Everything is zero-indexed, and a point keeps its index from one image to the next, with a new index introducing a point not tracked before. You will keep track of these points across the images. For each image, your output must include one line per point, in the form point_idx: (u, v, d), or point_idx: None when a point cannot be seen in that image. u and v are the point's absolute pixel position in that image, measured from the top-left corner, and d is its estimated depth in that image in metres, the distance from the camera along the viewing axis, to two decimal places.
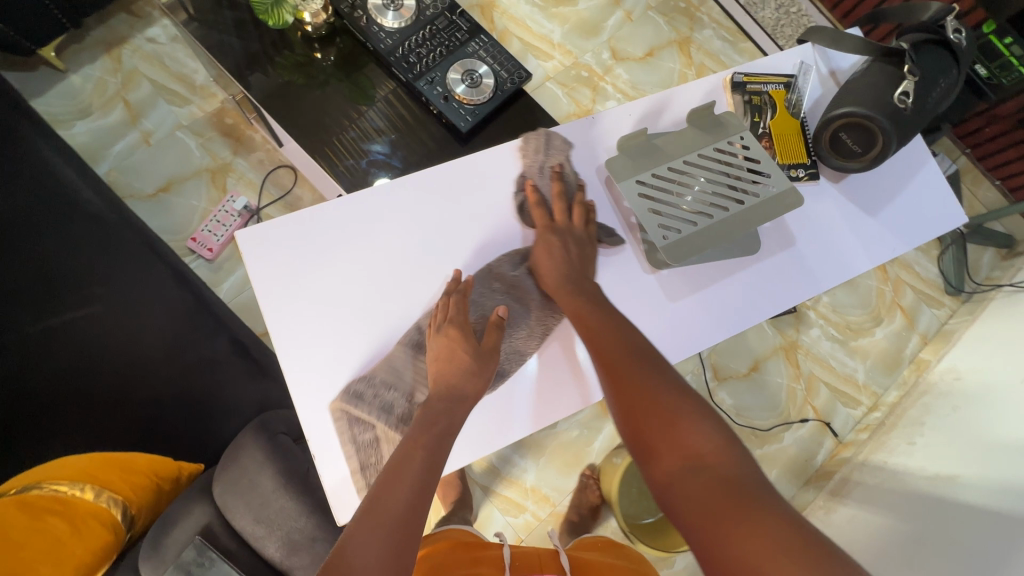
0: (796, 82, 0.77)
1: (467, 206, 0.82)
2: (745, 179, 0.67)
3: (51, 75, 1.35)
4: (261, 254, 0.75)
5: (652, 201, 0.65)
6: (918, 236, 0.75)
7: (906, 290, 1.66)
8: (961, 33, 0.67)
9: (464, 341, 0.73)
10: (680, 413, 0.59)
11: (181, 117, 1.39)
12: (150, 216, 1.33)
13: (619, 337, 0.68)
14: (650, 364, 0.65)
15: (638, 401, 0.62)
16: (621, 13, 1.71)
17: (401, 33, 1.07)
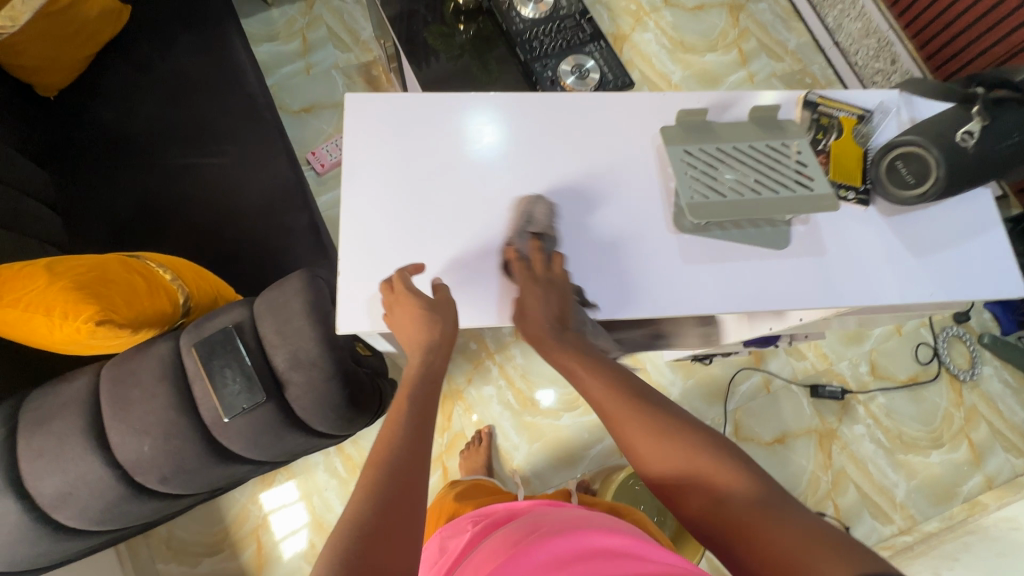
0: (871, 117, 0.79)
1: (576, 137, 0.78)
2: (789, 177, 0.72)
3: (260, 6, 1.69)
4: (363, 118, 0.74)
5: (694, 169, 0.72)
6: (961, 292, 0.74)
7: (980, 422, 1.49)
8: None
9: (419, 301, 0.63)
10: (700, 457, 0.52)
11: (340, 60, 1.66)
12: (288, 126, 1.58)
13: (603, 399, 0.59)
14: (639, 403, 0.58)
15: (648, 453, 0.55)
16: (744, 73, 1.80)
17: (533, 22, 1.23)
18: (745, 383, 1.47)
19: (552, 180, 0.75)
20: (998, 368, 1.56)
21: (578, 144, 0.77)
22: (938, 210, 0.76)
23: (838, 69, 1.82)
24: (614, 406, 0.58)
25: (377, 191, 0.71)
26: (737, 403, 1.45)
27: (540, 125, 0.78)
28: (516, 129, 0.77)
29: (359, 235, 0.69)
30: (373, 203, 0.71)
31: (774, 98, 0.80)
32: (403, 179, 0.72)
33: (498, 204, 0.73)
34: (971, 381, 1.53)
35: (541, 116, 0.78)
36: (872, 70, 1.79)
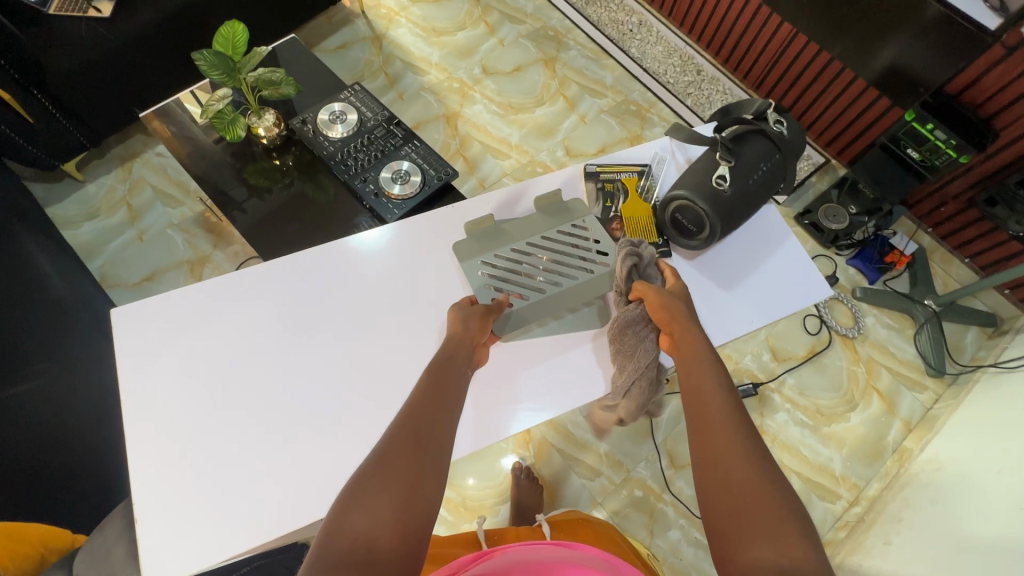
0: (649, 170, 0.83)
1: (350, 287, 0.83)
2: (589, 255, 0.76)
3: (72, 185, 1.59)
4: (135, 330, 0.78)
5: (496, 278, 0.75)
6: (778, 310, 0.77)
7: (881, 371, 1.58)
8: (782, 124, 0.75)
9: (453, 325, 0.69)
10: (771, 491, 0.50)
11: (173, 216, 1.58)
12: (131, 302, 1.47)
13: (724, 400, 0.59)
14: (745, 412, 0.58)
15: (718, 460, 0.53)
16: (575, 116, 1.90)
17: (343, 141, 1.24)
18: (666, 410, 1.47)
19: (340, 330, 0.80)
20: (878, 315, 1.66)
21: (354, 287, 0.83)
22: (736, 238, 0.80)
23: (655, 91, 1.97)
24: (719, 410, 0.58)
25: (168, 406, 0.74)
26: (664, 433, 1.44)
27: (316, 283, 0.83)
28: (293, 297, 0.82)
29: (153, 456, 0.71)
30: (163, 414, 0.74)
31: (556, 180, 0.83)
32: (185, 383, 0.75)
33: (292, 374, 0.77)
34: (861, 336, 1.62)
35: (316, 274, 0.84)
36: (683, 83, 1.95)
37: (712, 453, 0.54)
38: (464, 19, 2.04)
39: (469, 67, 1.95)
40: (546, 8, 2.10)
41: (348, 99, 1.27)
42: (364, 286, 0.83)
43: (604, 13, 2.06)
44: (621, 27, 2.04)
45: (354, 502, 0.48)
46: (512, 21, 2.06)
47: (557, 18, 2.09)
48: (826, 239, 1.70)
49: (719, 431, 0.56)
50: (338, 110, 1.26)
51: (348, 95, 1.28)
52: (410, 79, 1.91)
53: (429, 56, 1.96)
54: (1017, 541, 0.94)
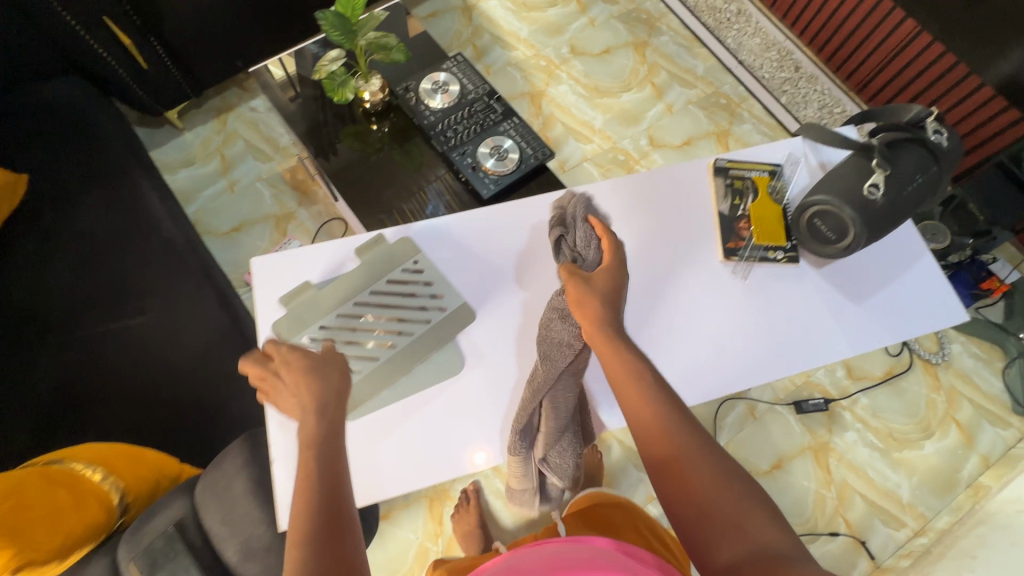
0: (781, 171, 0.80)
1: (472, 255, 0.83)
2: (417, 303, 0.77)
3: (171, 131, 1.65)
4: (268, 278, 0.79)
5: (330, 349, 0.72)
6: (911, 330, 0.74)
7: (962, 402, 1.51)
8: (941, 135, 0.70)
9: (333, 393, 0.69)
10: (730, 507, 0.58)
11: (262, 171, 1.63)
12: (220, 250, 1.54)
13: (668, 431, 0.63)
14: (692, 435, 0.63)
15: (686, 488, 0.60)
16: (662, 105, 1.85)
17: (444, 111, 1.24)
18: (731, 415, 1.45)
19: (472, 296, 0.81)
20: (966, 343, 1.58)
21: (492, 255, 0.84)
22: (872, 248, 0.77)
23: (748, 85, 1.89)
24: (658, 439, 0.63)
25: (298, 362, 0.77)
26: (727, 436, 1.43)
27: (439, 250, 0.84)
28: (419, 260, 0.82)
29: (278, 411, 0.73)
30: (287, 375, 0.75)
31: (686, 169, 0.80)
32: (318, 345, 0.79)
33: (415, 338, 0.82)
34: (944, 363, 1.55)
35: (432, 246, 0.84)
36: (779, 79, 1.87)
37: (675, 483, 0.61)
38: None
39: (556, 46, 1.91)
40: None
41: (451, 69, 1.27)
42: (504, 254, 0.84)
43: None
44: (718, 16, 1.95)
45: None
46: (605, 1, 2.01)
47: (651, 2, 2.02)
48: None
49: (674, 469, 0.61)
50: (441, 81, 1.26)
51: (451, 65, 1.28)
52: (497, 53, 1.89)
53: (517, 31, 1.93)
54: None
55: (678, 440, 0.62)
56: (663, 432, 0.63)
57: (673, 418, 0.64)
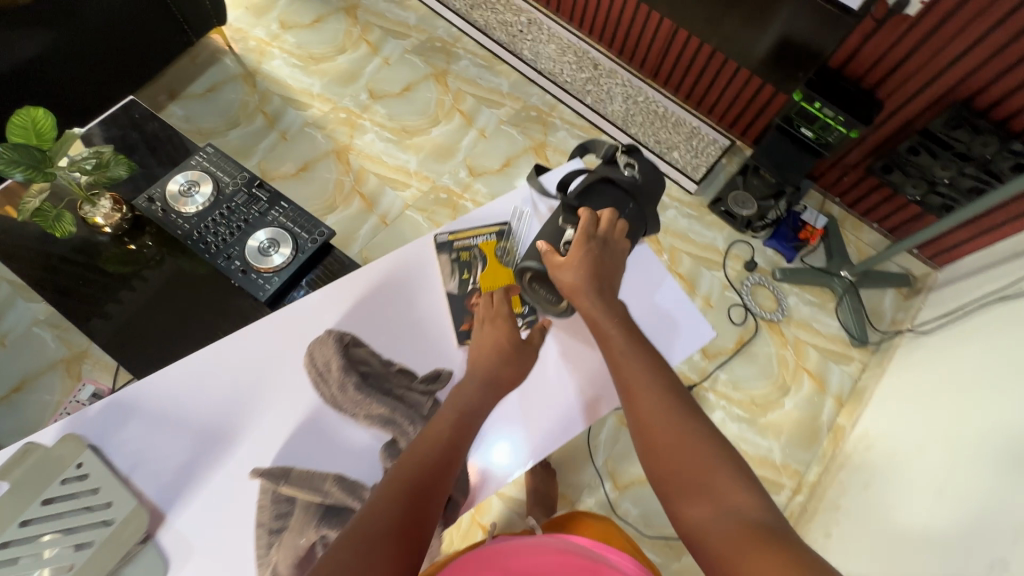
0: (507, 229, 1.02)
1: (187, 399, 0.87)
2: (89, 518, 0.76)
3: None
4: None
5: None
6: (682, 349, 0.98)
7: (808, 350, 1.59)
8: (631, 169, 0.92)
9: (508, 331, 0.87)
10: (708, 471, 0.68)
11: (38, 312, 1.41)
12: (1, 419, 1.31)
13: (648, 392, 0.77)
14: (681, 415, 0.74)
15: (662, 447, 0.72)
16: (475, 132, 1.81)
17: (199, 215, 1.11)
18: (603, 431, 1.43)
19: (181, 466, 0.83)
20: (800, 293, 1.67)
21: (189, 419, 0.86)
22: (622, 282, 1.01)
23: (554, 92, 1.89)
24: (645, 403, 0.76)
25: None
26: (604, 454, 1.41)
27: (153, 400, 0.87)
28: (129, 412, 0.86)
29: None
30: None
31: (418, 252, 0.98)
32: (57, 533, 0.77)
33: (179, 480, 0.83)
34: (785, 318, 1.62)
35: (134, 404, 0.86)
36: (581, 80, 1.89)
37: (656, 456, 0.72)
38: (343, 40, 1.91)
39: (354, 94, 1.83)
40: (431, 17, 1.99)
41: (201, 165, 1.15)
42: (205, 408, 0.87)
43: (490, 16, 1.97)
44: (510, 29, 1.95)
45: (378, 499, 0.68)
46: (395, 36, 1.95)
47: (443, 27, 1.98)
48: (739, 224, 1.69)
49: (650, 429, 0.74)
50: (190, 180, 1.13)
51: (201, 160, 1.15)
52: (291, 116, 1.77)
53: (310, 87, 1.82)
54: (941, 532, 0.95)
55: (666, 416, 0.74)
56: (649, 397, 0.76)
57: (668, 396, 0.76)
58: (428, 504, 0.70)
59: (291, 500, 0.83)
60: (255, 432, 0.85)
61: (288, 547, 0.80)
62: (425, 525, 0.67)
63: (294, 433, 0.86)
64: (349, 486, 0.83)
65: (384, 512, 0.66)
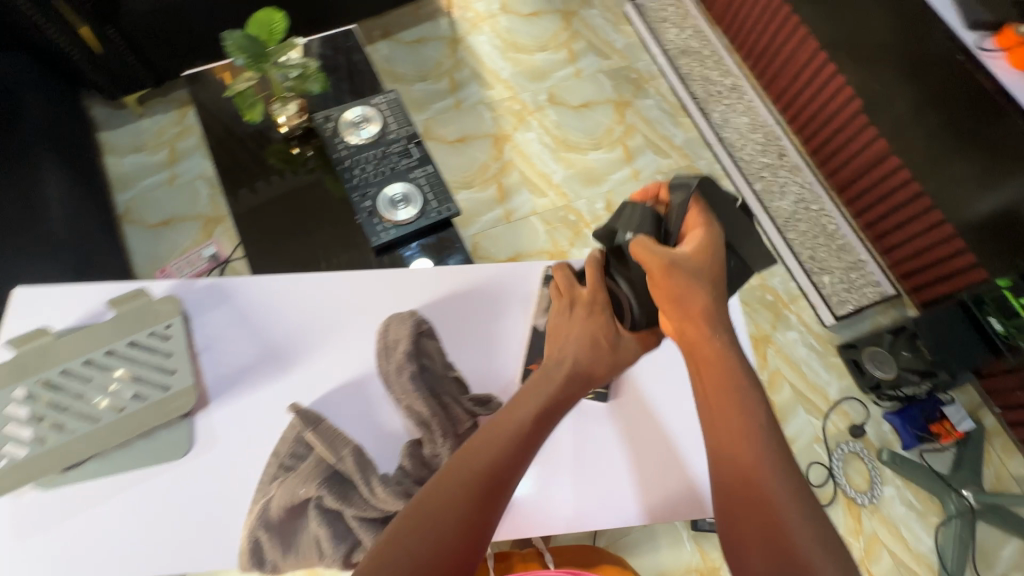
0: None
1: (279, 313, 0.93)
2: (156, 372, 0.85)
3: (130, 116, 1.66)
4: (25, 312, 0.90)
5: (64, 403, 0.81)
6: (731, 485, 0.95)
7: (882, 553, 1.36)
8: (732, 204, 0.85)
9: (604, 325, 0.82)
10: (792, 530, 0.57)
11: (206, 169, 1.62)
12: (143, 241, 1.52)
13: (740, 418, 0.65)
14: (773, 460, 0.62)
15: (735, 468, 0.62)
16: (629, 170, 1.77)
17: (358, 148, 1.19)
18: None
19: (239, 366, 0.90)
20: (901, 488, 1.43)
21: (272, 329, 0.92)
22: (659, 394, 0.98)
23: (725, 164, 1.79)
24: (738, 441, 0.64)
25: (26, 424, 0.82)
26: (607, 540, 1.32)
27: (253, 300, 0.94)
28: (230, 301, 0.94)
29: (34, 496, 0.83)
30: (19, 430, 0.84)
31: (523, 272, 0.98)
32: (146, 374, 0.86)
33: (238, 378, 0.89)
34: (870, 505, 1.40)
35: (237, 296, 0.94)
36: (759, 164, 1.78)
37: (735, 494, 0.61)
38: (549, 40, 1.96)
39: (535, 91, 1.87)
40: (638, 49, 1.98)
41: (379, 105, 1.23)
42: (288, 327, 0.93)
43: (696, 68, 1.92)
44: (710, 88, 1.89)
45: (436, 485, 0.62)
46: (597, 53, 1.96)
47: (645, 62, 1.96)
48: (864, 383, 1.48)
49: (728, 444, 0.64)
50: (364, 116, 1.22)
51: (381, 102, 1.23)
52: (473, 90, 1.85)
53: (500, 71, 1.89)
54: None
55: (752, 459, 0.62)
56: (742, 433, 0.64)
57: (768, 441, 0.63)
58: (494, 506, 0.62)
59: (308, 446, 0.84)
60: (303, 368, 0.90)
61: (285, 490, 0.81)
62: (490, 520, 0.61)
63: (334, 385, 0.89)
64: (362, 463, 0.83)
65: (446, 502, 0.60)
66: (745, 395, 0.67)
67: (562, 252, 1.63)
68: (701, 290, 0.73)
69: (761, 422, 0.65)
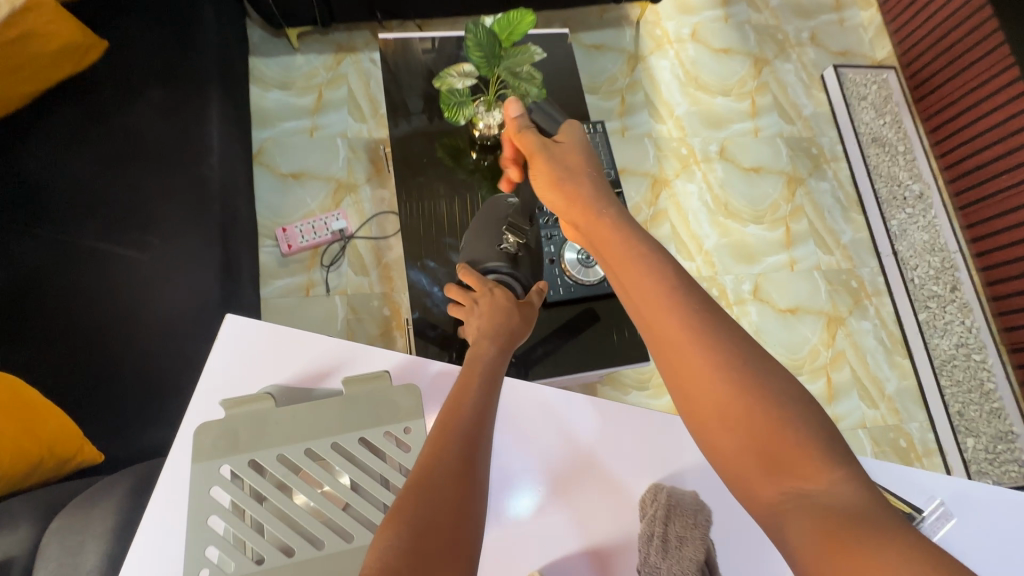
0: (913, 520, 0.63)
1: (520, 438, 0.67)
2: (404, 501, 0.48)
3: (285, 47, 1.53)
4: (238, 355, 0.57)
5: (250, 518, 0.46)
6: None
7: None
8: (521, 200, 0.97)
9: (505, 299, 0.70)
10: (797, 446, 0.43)
11: (350, 129, 1.49)
12: (269, 190, 1.41)
13: (677, 331, 0.48)
14: (720, 348, 0.46)
15: (694, 398, 0.46)
16: (786, 257, 1.60)
17: None
18: None
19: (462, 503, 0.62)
20: None
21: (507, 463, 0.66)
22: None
23: (891, 281, 1.61)
24: (675, 341, 0.47)
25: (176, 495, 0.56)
26: None
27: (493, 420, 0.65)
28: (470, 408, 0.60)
29: None
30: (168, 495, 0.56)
31: None
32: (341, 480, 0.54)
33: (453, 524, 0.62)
34: None
35: None
36: (928, 291, 1.60)
37: (711, 434, 0.45)
38: (734, 84, 1.77)
39: (707, 138, 1.69)
40: (826, 122, 1.78)
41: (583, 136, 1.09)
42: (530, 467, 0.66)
43: (885, 162, 1.72)
44: (895, 189, 1.70)
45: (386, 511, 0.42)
46: (781, 114, 1.77)
47: (830, 138, 1.76)
48: None
49: (672, 350, 0.48)
50: None
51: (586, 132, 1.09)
52: (642, 119, 1.67)
53: (675, 105, 1.71)
54: None
55: (697, 344, 0.46)
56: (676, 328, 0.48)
57: (707, 314, 0.48)
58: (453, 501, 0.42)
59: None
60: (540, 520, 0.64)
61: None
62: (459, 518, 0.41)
63: (575, 552, 0.64)
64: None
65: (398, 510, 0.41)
66: (647, 271, 0.51)
67: None
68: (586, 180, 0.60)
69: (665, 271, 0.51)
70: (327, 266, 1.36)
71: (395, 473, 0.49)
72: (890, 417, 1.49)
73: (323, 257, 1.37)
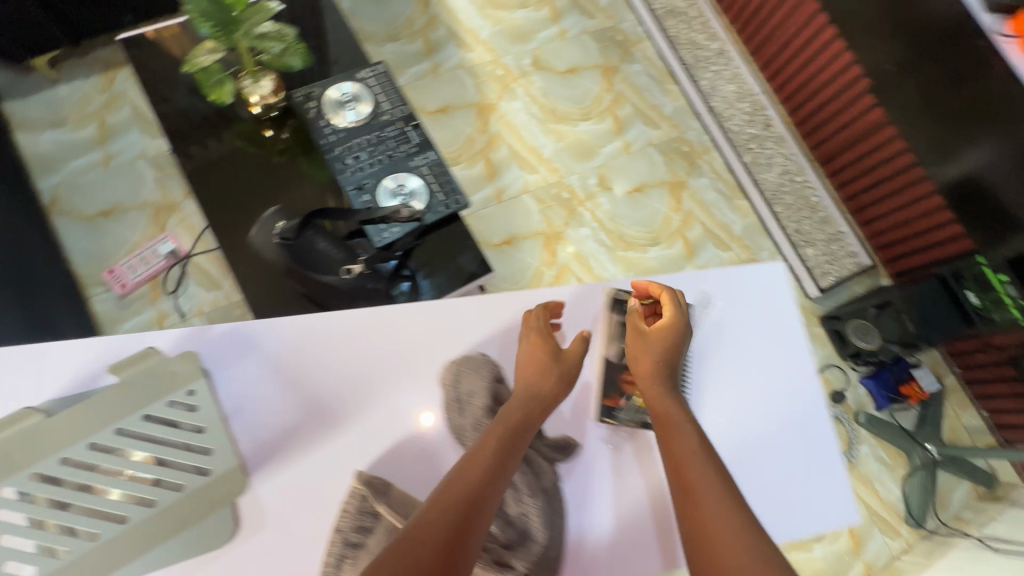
0: (693, 312, 0.83)
1: (319, 349, 0.77)
2: (194, 450, 0.62)
3: (42, 82, 1.38)
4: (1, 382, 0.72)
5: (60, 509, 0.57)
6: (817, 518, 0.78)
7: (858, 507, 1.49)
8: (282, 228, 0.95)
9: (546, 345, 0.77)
10: (718, 517, 0.63)
11: (148, 148, 1.39)
12: (81, 238, 1.30)
13: (689, 449, 0.69)
14: (712, 464, 0.68)
15: (681, 479, 0.68)
16: (620, 143, 1.70)
17: (348, 132, 1.05)
18: None
19: (283, 423, 0.74)
20: (874, 445, 1.56)
21: (313, 375, 0.76)
22: (749, 380, 0.82)
23: (715, 136, 1.76)
24: (681, 456, 0.69)
25: None
26: None
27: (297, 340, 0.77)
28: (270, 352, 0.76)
29: None
30: None
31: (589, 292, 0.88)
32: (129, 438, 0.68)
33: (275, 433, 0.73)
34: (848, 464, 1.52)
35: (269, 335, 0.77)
36: (747, 134, 1.76)
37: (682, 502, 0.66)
38: None
39: (518, 54, 1.72)
40: (623, 8, 1.86)
41: (366, 80, 1.07)
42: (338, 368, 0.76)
43: (683, 30, 1.83)
44: (697, 53, 1.82)
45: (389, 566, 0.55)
46: (581, 11, 1.82)
47: (630, 23, 1.85)
48: (845, 350, 1.56)
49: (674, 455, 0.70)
50: (351, 93, 1.06)
51: (368, 75, 1.08)
52: (451, 52, 1.67)
53: (479, 30, 1.72)
54: None
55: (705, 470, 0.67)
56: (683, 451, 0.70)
57: (701, 448, 0.70)
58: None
59: (376, 515, 0.68)
60: (355, 421, 0.74)
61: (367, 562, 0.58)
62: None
63: (396, 443, 0.74)
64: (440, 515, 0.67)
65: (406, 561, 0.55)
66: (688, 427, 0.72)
67: (557, 233, 1.56)
68: (653, 351, 0.77)
69: (677, 412, 0.73)
70: (173, 293, 1.30)
71: (189, 435, 0.62)
72: (743, 253, 1.67)
73: (166, 285, 1.31)
